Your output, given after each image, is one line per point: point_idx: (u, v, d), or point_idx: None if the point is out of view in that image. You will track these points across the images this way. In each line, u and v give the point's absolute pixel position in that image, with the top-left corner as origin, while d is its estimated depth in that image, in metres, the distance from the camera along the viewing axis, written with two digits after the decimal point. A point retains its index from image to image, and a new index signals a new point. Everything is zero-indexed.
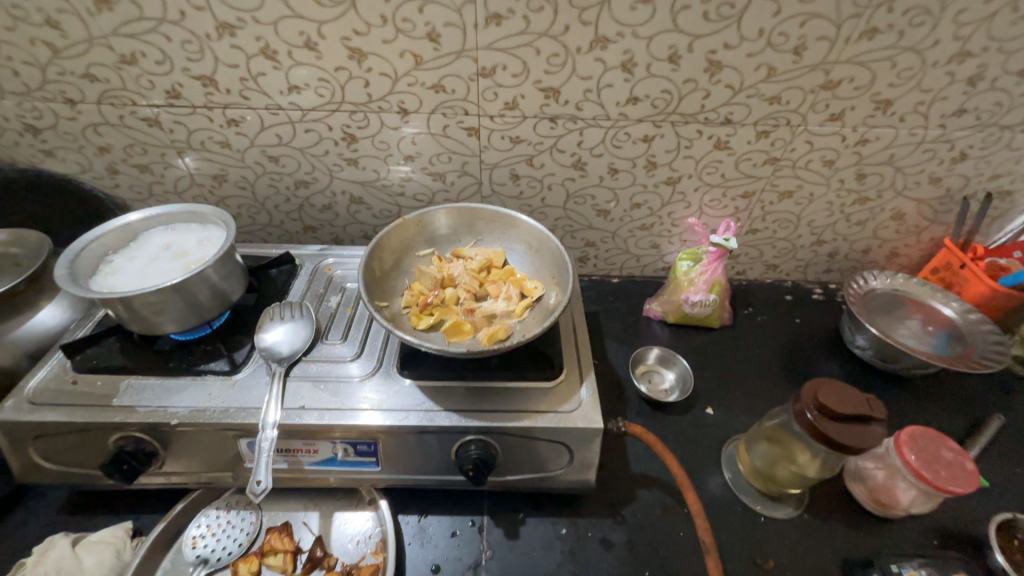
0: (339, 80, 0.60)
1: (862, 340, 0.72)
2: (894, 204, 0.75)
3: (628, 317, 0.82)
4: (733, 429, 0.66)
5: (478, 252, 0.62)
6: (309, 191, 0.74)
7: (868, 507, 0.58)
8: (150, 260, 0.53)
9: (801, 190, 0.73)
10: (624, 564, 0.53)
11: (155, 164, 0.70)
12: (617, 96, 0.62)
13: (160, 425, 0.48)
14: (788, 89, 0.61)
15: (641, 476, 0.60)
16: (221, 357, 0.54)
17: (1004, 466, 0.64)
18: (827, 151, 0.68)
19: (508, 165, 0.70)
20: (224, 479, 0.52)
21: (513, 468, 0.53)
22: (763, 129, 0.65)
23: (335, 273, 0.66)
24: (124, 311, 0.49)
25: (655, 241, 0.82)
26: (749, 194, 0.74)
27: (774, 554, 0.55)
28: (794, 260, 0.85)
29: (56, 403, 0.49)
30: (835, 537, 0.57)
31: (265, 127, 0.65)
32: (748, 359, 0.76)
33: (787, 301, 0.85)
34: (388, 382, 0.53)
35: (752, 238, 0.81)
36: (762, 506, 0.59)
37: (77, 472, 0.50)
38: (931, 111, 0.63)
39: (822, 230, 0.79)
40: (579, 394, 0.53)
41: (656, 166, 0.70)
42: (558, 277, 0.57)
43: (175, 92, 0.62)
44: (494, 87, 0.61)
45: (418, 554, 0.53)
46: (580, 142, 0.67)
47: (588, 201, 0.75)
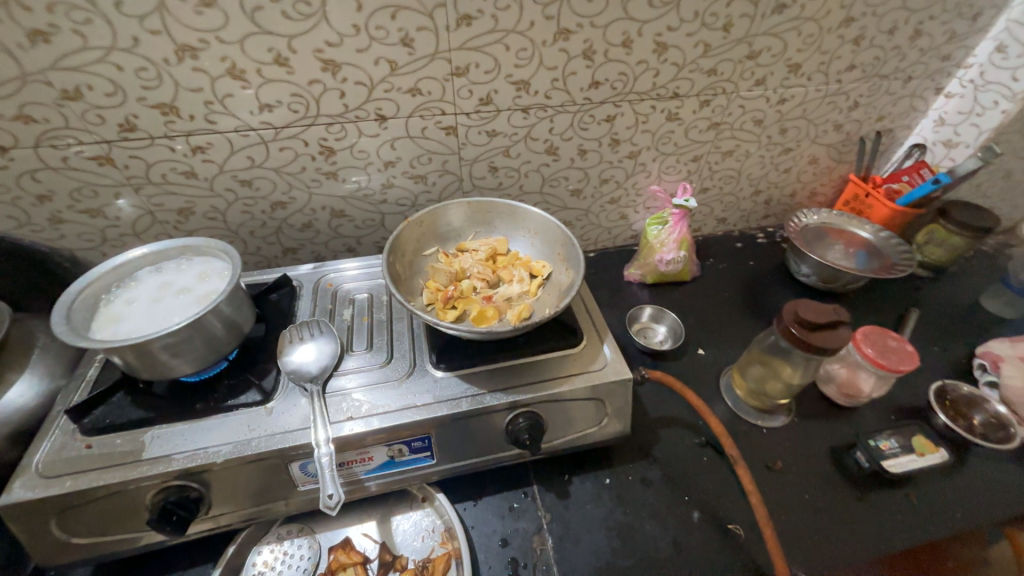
0: (314, 94, 0.60)
1: (807, 268, 0.85)
2: (810, 151, 0.88)
3: (612, 285, 0.89)
4: (723, 362, 0.76)
5: (481, 243, 0.65)
6: (286, 212, 0.72)
7: (840, 401, 0.70)
8: (152, 302, 0.50)
9: (739, 148, 0.84)
10: (665, 494, 0.60)
11: (109, 206, 0.64)
12: (581, 83, 0.68)
13: (204, 468, 0.46)
14: (722, 62, 0.70)
15: (660, 419, 0.68)
16: (249, 388, 0.52)
17: (925, 347, 0.79)
18: (756, 112, 0.79)
19: (486, 159, 0.73)
20: (276, 509, 0.51)
21: (558, 434, 0.57)
22: (705, 98, 0.74)
23: (339, 286, 0.66)
24: (136, 358, 0.46)
25: (623, 212, 0.89)
26: (698, 158, 0.84)
27: (781, 456, 0.64)
28: (739, 211, 0.97)
29: (76, 470, 0.45)
30: (823, 431, 0.68)
31: (235, 151, 0.63)
32: (720, 302, 0.86)
33: (738, 248, 0.97)
34: (426, 377, 0.55)
35: (704, 197, 0.91)
36: (763, 420, 0.68)
37: (111, 540, 0.46)
38: (830, 69, 0.76)
39: (758, 181, 0.91)
40: (604, 354, 0.58)
41: (619, 143, 0.77)
42: (563, 253, 0.62)
43: (130, 125, 0.57)
44: (468, 85, 0.64)
45: (484, 535, 0.56)
46: (551, 129, 0.72)
47: (562, 183, 0.81)
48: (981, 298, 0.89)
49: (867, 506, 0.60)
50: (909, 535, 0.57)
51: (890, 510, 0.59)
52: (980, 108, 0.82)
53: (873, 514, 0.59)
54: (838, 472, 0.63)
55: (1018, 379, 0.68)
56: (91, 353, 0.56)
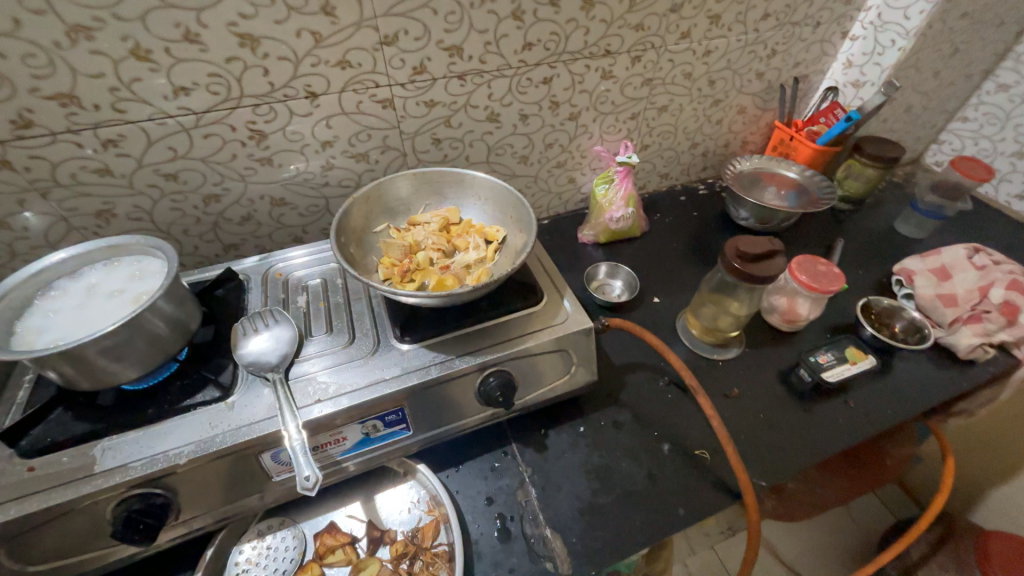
0: (233, 73, 0.56)
1: (745, 212, 0.91)
2: (737, 101, 0.93)
3: (567, 248, 0.91)
4: (678, 307, 0.80)
5: (432, 214, 0.64)
6: (221, 205, 0.68)
7: (784, 328, 0.76)
8: (83, 308, 0.46)
9: (673, 103, 0.87)
10: (636, 433, 0.63)
11: (14, 216, 0.58)
12: (514, 45, 0.68)
13: (168, 470, 0.44)
14: (648, 17, 0.72)
15: (625, 365, 0.71)
16: (206, 386, 0.50)
17: (852, 271, 0.87)
18: (685, 65, 0.82)
19: (427, 131, 0.72)
20: (253, 504, 0.49)
21: (531, 389, 0.58)
22: (636, 54, 0.76)
23: (289, 275, 0.63)
24: (71, 367, 0.42)
25: (570, 175, 0.91)
26: (636, 115, 0.86)
27: (736, 384, 0.69)
28: (679, 165, 1.01)
29: (20, 495, 0.41)
30: (771, 356, 0.73)
31: (154, 142, 0.58)
32: (670, 253, 0.90)
33: (682, 201, 1.02)
34: (392, 351, 0.54)
35: (645, 154, 0.94)
36: (718, 354, 0.73)
37: (74, 561, 0.44)
38: (748, 18, 0.80)
39: (693, 134, 0.95)
40: (565, 308, 0.60)
41: (558, 106, 0.78)
42: (515, 216, 0.63)
43: (24, 121, 0.52)
44: (399, 54, 0.62)
45: (469, 497, 0.57)
46: (489, 95, 0.72)
47: (508, 151, 0.81)
48: (895, 224, 0.98)
49: (814, 416, 0.66)
50: (850, 435, 0.64)
51: (833, 416, 0.66)
52: (880, 47, 0.89)
53: (819, 422, 0.65)
54: (786, 390, 0.69)
55: (929, 289, 0.77)
56: (18, 374, 0.51)
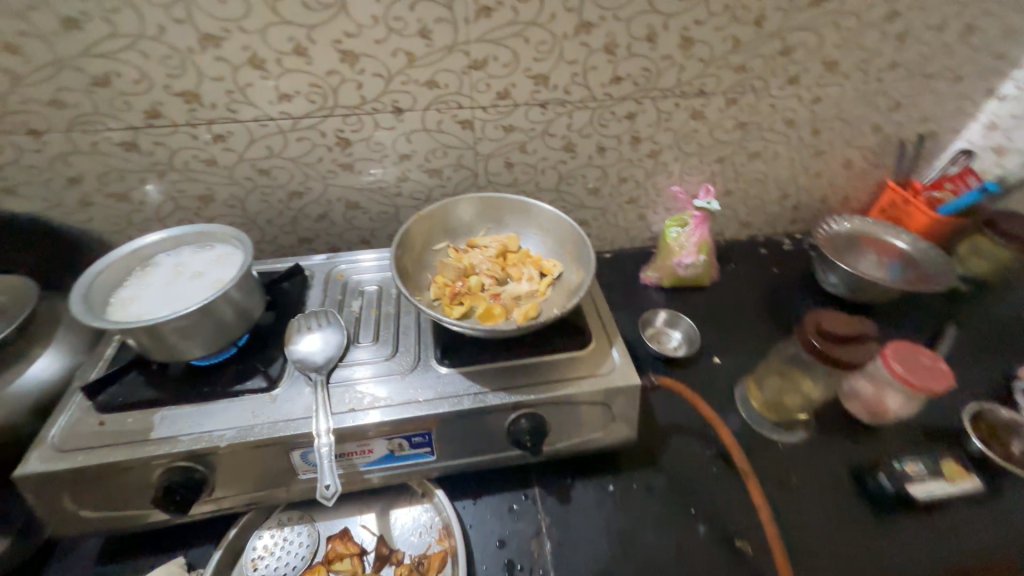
0: (331, 84, 0.60)
1: (835, 277, 0.80)
2: (845, 154, 0.83)
3: (627, 287, 0.86)
4: (741, 373, 0.72)
5: (492, 239, 0.64)
6: (302, 202, 0.72)
7: (864, 419, 0.66)
8: (168, 286, 0.51)
9: (768, 149, 0.80)
10: (671, 506, 0.58)
11: (134, 191, 0.66)
12: (602, 78, 0.66)
13: (209, 450, 0.47)
14: (751, 58, 0.68)
15: (670, 427, 0.65)
16: (256, 375, 0.53)
17: (961, 366, 0.74)
18: (788, 111, 0.75)
19: (501, 154, 0.72)
20: (276, 496, 0.51)
21: (562, 437, 0.55)
22: (733, 96, 0.71)
23: (349, 278, 0.66)
24: (148, 339, 0.47)
25: (642, 213, 0.86)
26: (723, 159, 0.80)
27: (797, 472, 0.61)
28: (764, 216, 0.92)
29: (88, 446, 0.46)
30: (846, 449, 0.64)
31: (254, 140, 0.64)
32: (741, 311, 0.82)
33: (763, 254, 0.93)
34: (429, 372, 0.54)
35: (728, 199, 0.87)
36: (779, 434, 0.65)
37: (119, 516, 0.48)
38: (869, 67, 0.72)
39: (786, 185, 0.87)
40: (613, 358, 0.56)
41: (639, 141, 0.75)
42: (576, 253, 0.61)
43: (155, 112, 0.59)
44: (486, 78, 0.63)
45: (481, 534, 0.55)
46: (569, 125, 0.70)
47: (579, 181, 0.78)
48: None
49: (889, 532, 0.56)
50: (935, 565, 0.54)
51: (915, 537, 0.56)
52: None
53: (895, 541, 0.55)
54: (858, 493, 0.59)
55: None
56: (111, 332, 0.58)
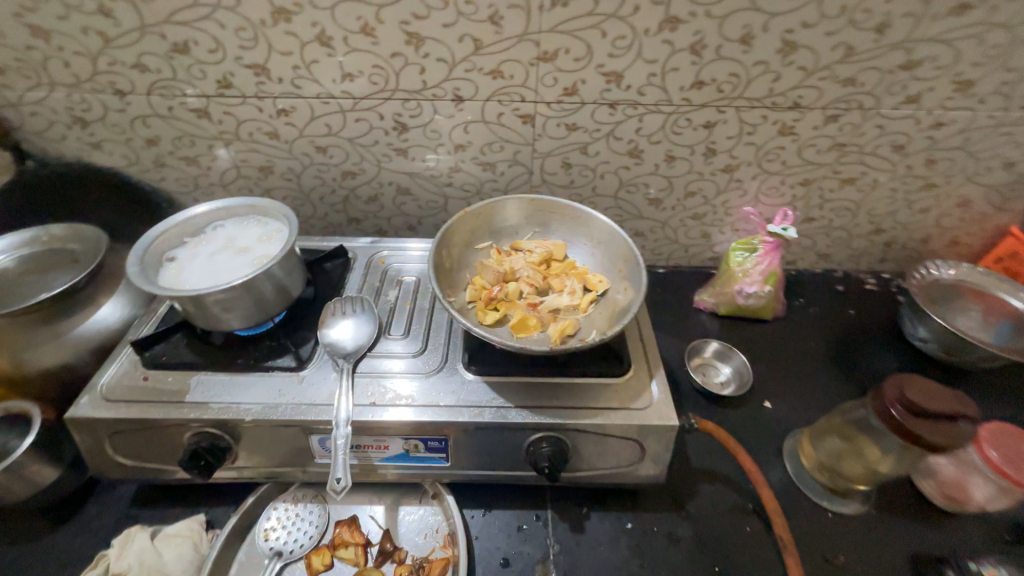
0: (394, 67, 0.59)
1: (925, 331, 0.70)
2: (961, 191, 0.71)
3: (677, 309, 0.79)
4: (795, 424, 0.65)
5: (537, 244, 0.61)
6: (355, 182, 0.72)
7: (938, 502, 0.57)
8: (216, 255, 0.53)
9: (865, 176, 0.70)
10: (692, 559, 0.53)
11: (202, 156, 0.68)
12: (682, 81, 0.60)
13: (234, 422, 0.48)
14: (864, 71, 0.58)
15: (703, 471, 0.60)
16: (287, 353, 0.54)
17: None
18: (898, 135, 0.65)
19: (560, 154, 0.68)
20: (292, 474, 0.52)
21: (584, 465, 0.52)
22: (833, 113, 0.62)
23: (390, 265, 0.66)
24: (192, 306, 0.48)
25: (705, 231, 0.79)
26: (809, 182, 0.71)
27: (846, 549, 0.54)
28: (848, 250, 0.81)
29: (130, 399, 0.49)
30: (909, 533, 0.55)
31: (315, 117, 0.64)
32: (805, 353, 0.73)
33: (839, 292, 0.82)
34: (454, 377, 0.52)
35: (808, 227, 0.78)
36: (829, 501, 0.57)
37: (151, 467, 0.51)
38: (1014, 91, 0.60)
39: (881, 218, 0.76)
40: (651, 391, 0.51)
41: (714, 154, 0.67)
42: (625, 270, 0.56)
43: (226, 82, 0.60)
44: (554, 72, 0.59)
45: (486, 549, 0.53)
46: (638, 129, 0.65)
47: (640, 190, 0.72)
48: None
49: None
50: None
51: None
52: None
53: None
54: None
55: None
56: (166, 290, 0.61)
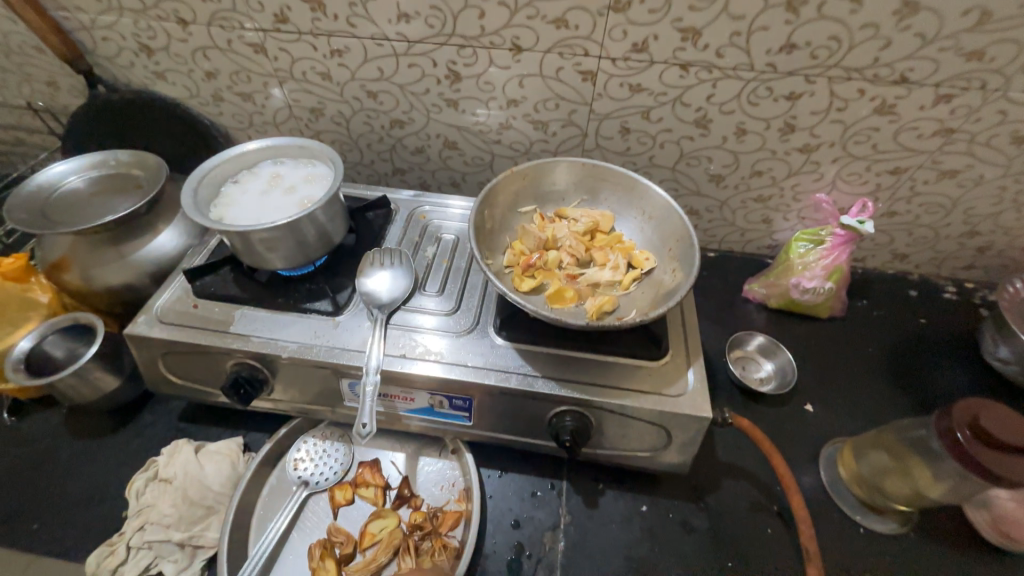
0: (453, 9, 0.55)
1: (1007, 352, 0.63)
2: None
3: (723, 296, 0.75)
4: (837, 432, 0.60)
5: (583, 213, 0.58)
6: (402, 132, 0.70)
7: (988, 536, 0.53)
8: (264, 194, 0.54)
9: (970, 170, 0.61)
10: (705, 551, 0.52)
11: (257, 93, 0.69)
12: (770, 43, 0.53)
13: (272, 356, 0.50)
14: (998, 43, 0.49)
15: (728, 466, 0.58)
16: (325, 297, 0.55)
17: None
18: (1023, 125, 0.55)
19: (619, 117, 0.63)
20: (322, 412, 0.54)
21: (605, 443, 0.51)
22: (946, 92, 0.54)
23: (430, 221, 0.65)
24: (240, 243, 0.50)
25: (768, 215, 0.72)
26: (900, 171, 0.63)
27: (874, 568, 0.51)
28: (931, 251, 0.73)
29: (181, 323, 0.51)
30: (948, 563, 0.52)
31: (368, 60, 0.62)
32: (860, 359, 0.68)
33: (911, 298, 0.75)
34: (484, 340, 0.52)
35: (887, 222, 0.70)
36: (863, 516, 0.54)
37: (197, 389, 0.54)
38: None
39: (979, 220, 0.67)
40: (687, 380, 0.49)
41: (792, 131, 0.61)
42: (675, 250, 0.53)
43: (283, 16, 0.59)
44: (624, 24, 0.54)
45: (499, 509, 0.54)
46: (709, 96, 0.58)
47: (702, 164, 0.67)
48: None
49: None
50: None
51: None
52: None
53: None
54: None
55: None
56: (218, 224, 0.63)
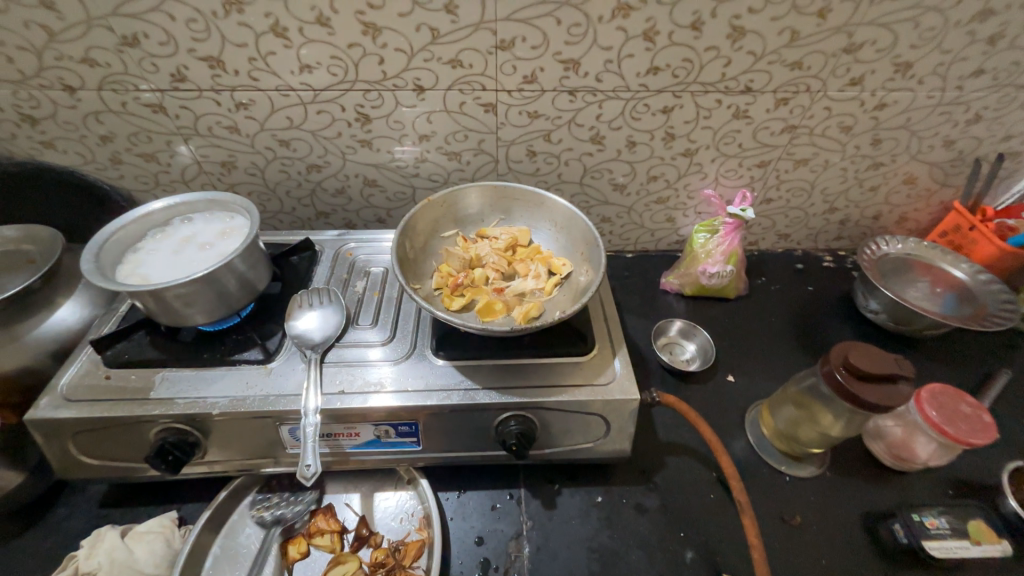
0: (353, 58, 0.59)
1: (876, 304, 0.74)
2: (907, 169, 0.75)
3: (645, 291, 0.82)
4: (756, 396, 0.68)
5: (502, 231, 0.62)
6: (321, 175, 0.72)
7: (887, 462, 0.60)
8: (176, 251, 0.53)
9: (817, 157, 0.73)
10: (659, 527, 0.55)
11: (161, 153, 0.67)
12: (638, 67, 0.61)
13: (201, 416, 0.48)
14: (810, 54, 0.61)
15: (669, 444, 0.62)
16: (255, 346, 0.54)
17: (1013, 418, 0.67)
18: (845, 117, 0.68)
19: (524, 142, 0.69)
20: (264, 465, 0.52)
21: (552, 442, 0.54)
22: (783, 96, 0.65)
23: (357, 257, 0.66)
24: (154, 303, 0.48)
25: (670, 214, 0.81)
26: (765, 163, 0.73)
27: (802, 510, 0.57)
28: (806, 228, 0.85)
29: (92, 398, 0.48)
30: (860, 492, 0.59)
31: (276, 110, 0.63)
32: (766, 328, 0.76)
33: (799, 270, 0.86)
34: (423, 363, 0.53)
35: (767, 208, 0.81)
36: (787, 466, 0.60)
37: (117, 466, 0.50)
38: (949, 72, 0.63)
39: (835, 197, 0.79)
40: (614, 368, 0.53)
41: (673, 138, 0.69)
42: (587, 254, 0.58)
43: (181, 76, 0.59)
44: (512, 60, 0.60)
45: (461, 529, 0.54)
46: (598, 116, 0.66)
47: (605, 175, 0.74)
48: None
49: None
50: None
51: None
52: None
53: None
54: (869, 542, 0.54)
55: None
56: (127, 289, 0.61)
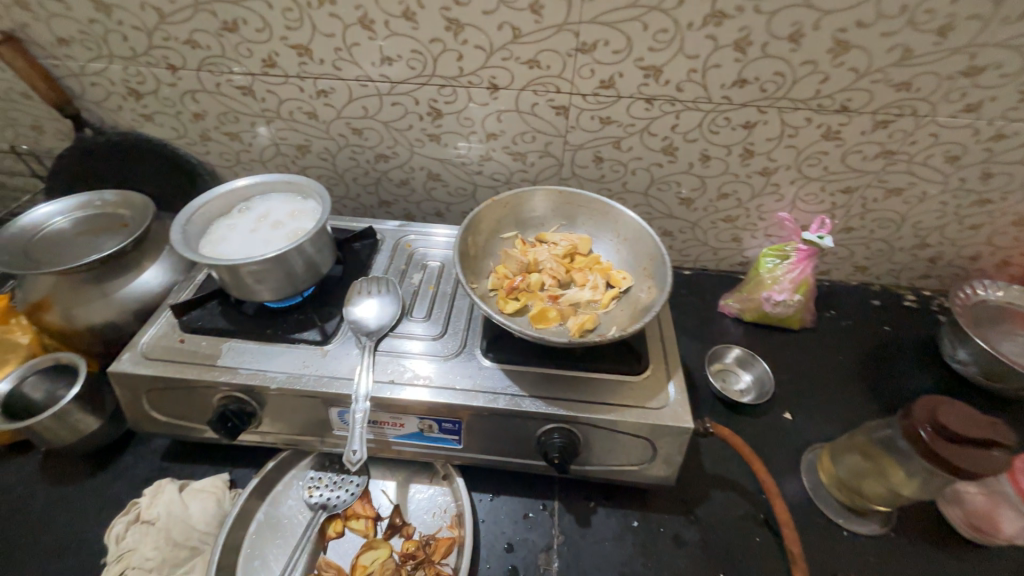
0: (432, 52, 0.59)
1: (965, 354, 0.67)
2: (1019, 208, 0.67)
3: (701, 312, 0.78)
4: (815, 438, 0.63)
5: (562, 237, 0.61)
6: (388, 165, 0.73)
7: (964, 532, 0.54)
8: (252, 228, 0.56)
9: (913, 187, 0.67)
10: (697, 563, 0.52)
11: (245, 132, 0.71)
12: (724, 78, 0.58)
13: (260, 388, 0.50)
14: (921, 75, 0.55)
15: (715, 477, 0.59)
16: (313, 327, 0.55)
17: None
18: (953, 146, 0.61)
19: (592, 147, 0.67)
20: (311, 442, 0.54)
21: (594, 459, 0.52)
22: (883, 118, 0.60)
23: (415, 249, 0.67)
24: (228, 276, 0.51)
25: (736, 234, 0.77)
26: (852, 189, 0.68)
27: (859, 569, 0.52)
28: (888, 263, 0.78)
29: (167, 359, 0.52)
30: (928, 560, 0.53)
31: (353, 99, 0.65)
32: (833, 367, 0.71)
33: (875, 307, 0.79)
34: (471, 363, 0.53)
35: (846, 237, 0.75)
36: (845, 518, 0.56)
37: (181, 425, 0.54)
38: None
39: (927, 232, 0.72)
40: (668, 392, 0.51)
41: (752, 155, 0.65)
42: (650, 270, 0.56)
43: (271, 61, 0.62)
44: (592, 64, 0.58)
45: (492, 533, 0.54)
46: (673, 126, 0.63)
47: (672, 188, 0.71)
48: None
49: None
50: None
51: None
52: None
53: None
54: None
55: None
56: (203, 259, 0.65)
